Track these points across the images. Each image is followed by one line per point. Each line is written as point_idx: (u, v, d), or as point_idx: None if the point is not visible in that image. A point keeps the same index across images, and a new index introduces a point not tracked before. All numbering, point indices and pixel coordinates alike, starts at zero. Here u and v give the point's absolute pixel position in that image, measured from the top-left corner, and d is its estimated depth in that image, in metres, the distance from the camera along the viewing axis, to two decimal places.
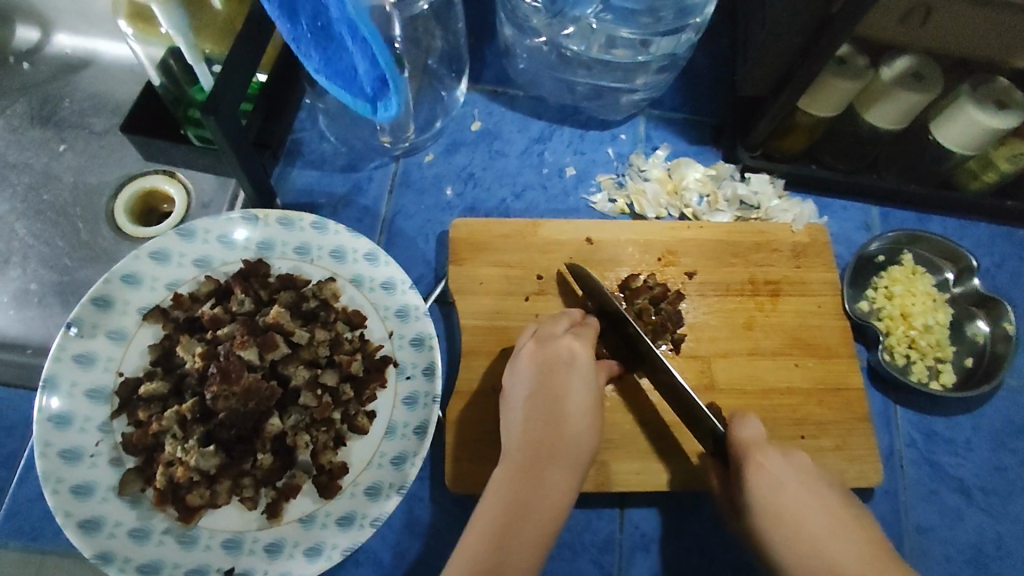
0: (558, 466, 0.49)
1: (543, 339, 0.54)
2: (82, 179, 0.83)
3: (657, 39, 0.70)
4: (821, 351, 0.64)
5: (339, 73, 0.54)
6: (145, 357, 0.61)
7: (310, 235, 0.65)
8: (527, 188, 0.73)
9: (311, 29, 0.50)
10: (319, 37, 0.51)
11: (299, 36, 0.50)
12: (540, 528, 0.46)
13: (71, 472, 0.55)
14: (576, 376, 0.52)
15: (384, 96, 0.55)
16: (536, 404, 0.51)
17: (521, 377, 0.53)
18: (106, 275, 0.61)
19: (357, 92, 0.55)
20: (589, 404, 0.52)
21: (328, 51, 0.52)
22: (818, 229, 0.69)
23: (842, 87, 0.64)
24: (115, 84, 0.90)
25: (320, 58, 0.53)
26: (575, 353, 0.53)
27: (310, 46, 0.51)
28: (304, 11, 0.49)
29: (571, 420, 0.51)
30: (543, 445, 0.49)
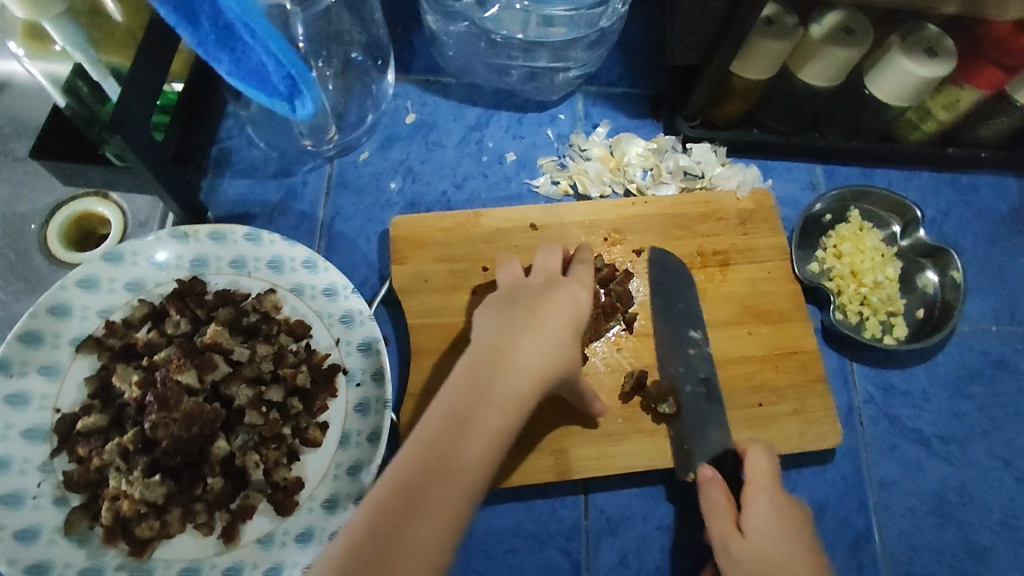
0: (530, 359, 0.45)
1: (543, 277, 0.54)
2: (10, 210, 0.80)
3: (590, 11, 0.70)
4: (773, 317, 0.64)
5: (249, 73, 0.49)
6: (82, 390, 0.58)
7: (244, 247, 0.63)
8: (467, 178, 0.71)
9: (216, 30, 0.45)
10: (226, 39, 0.46)
11: (204, 40, 0.46)
12: (497, 414, 0.41)
13: (13, 518, 0.53)
14: (559, 296, 0.50)
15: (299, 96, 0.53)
16: (521, 309, 0.48)
17: (506, 294, 0.51)
18: (31, 308, 0.59)
19: (273, 93, 0.52)
20: (574, 326, 0.49)
21: (236, 52, 0.47)
22: (763, 194, 0.68)
23: (773, 48, 0.62)
24: (33, 106, 0.88)
25: (229, 61, 0.48)
26: (580, 293, 0.52)
27: (218, 48, 0.47)
28: (204, 12, 0.44)
29: (546, 322, 0.47)
30: (510, 335, 0.46)
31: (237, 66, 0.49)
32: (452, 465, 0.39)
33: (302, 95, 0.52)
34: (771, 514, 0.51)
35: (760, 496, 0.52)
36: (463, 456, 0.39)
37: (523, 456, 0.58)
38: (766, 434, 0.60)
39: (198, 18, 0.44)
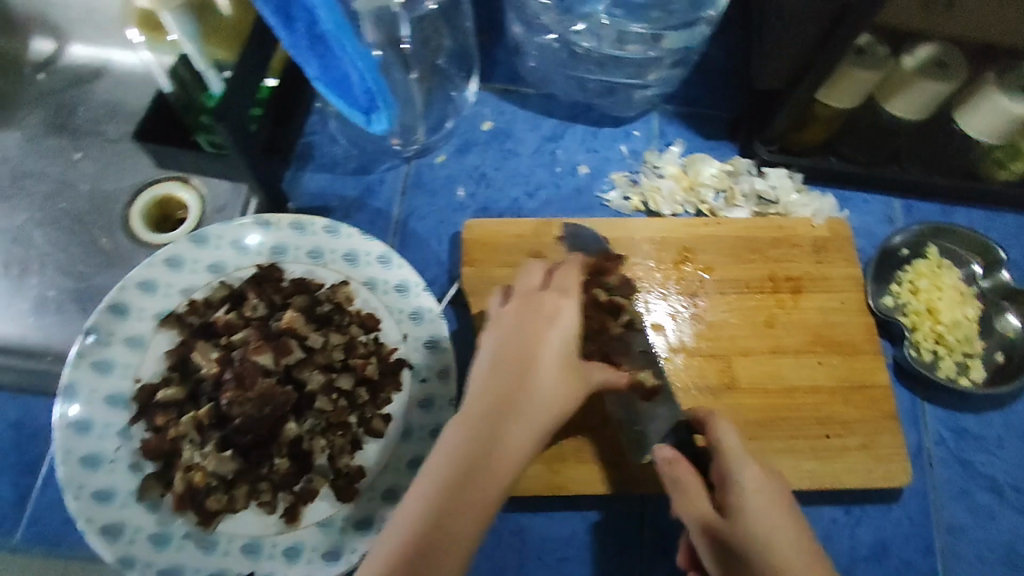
0: (519, 418, 0.42)
1: (522, 293, 0.48)
2: (97, 187, 0.88)
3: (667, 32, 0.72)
4: (844, 348, 0.63)
5: (334, 80, 0.53)
6: (162, 362, 0.61)
7: (322, 239, 0.65)
8: (540, 187, 0.72)
9: (309, 41, 0.49)
10: (318, 49, 0.50)
11: (297, 45, 0.49)
12: (492, 493, 0.39)
13: (92, 478, 0.55)
14: (551, 323, 0.46)
15: (376, 107, 0.57)
16: (505, 355, 0.44)
17: (494, 327, 0.47)
18: (121, 281, 0.62)
19: (351, 104, 0.57)
20: (565, 357, 0.45)
21: (325, 59, 0.51)
22: (840, 223, 0.68)
23: (863, 78, 0.62)
24: (129, 93, 0.94)
25: (318, 67, 0.52)
26: (564, 311, 0.47)
27: (308, 55, 0.50)
28: (300, 20, 0.47)
29: (541, 373, 0.44)
30: (501, 402, 0.42)
31: (324, 73, 0.53)
32: (445, 553, 0.37)
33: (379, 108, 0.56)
34: (755, 484, 0.46)
35: (743, 466, 0.47)
36: (456, 545, 0.37)
37: (581, 465, 0.58)
38: (833, 467, 0.58)
39: (295, 22, 0.47)
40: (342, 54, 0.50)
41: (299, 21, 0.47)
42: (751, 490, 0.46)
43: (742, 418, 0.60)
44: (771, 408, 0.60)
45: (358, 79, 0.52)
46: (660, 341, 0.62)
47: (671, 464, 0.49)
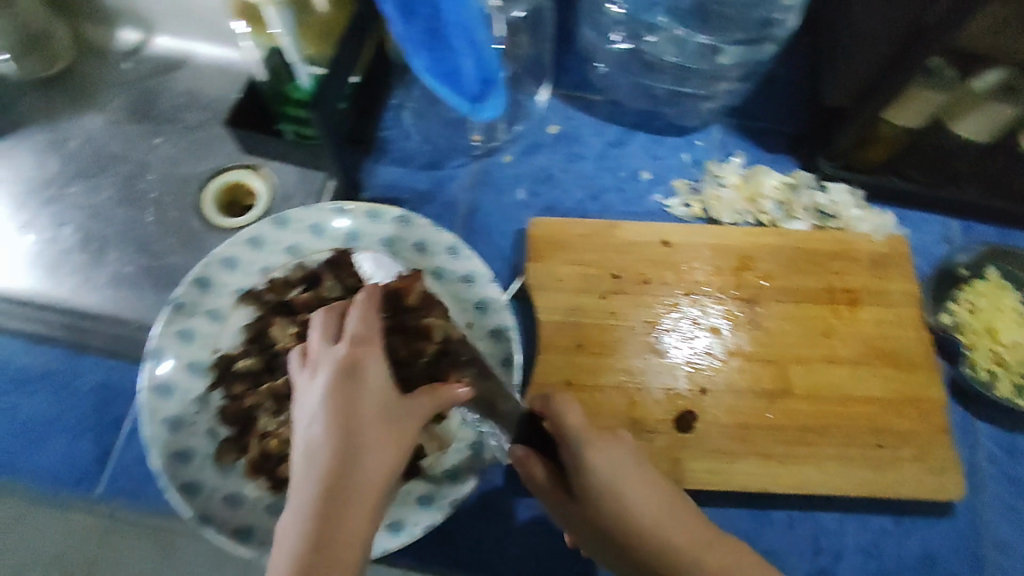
0: (354, 499, 0.37)
1: (319, 358, 0.43)
2: (174, 171, 0.93)
3: (727, 48, 0.75)
4: (901, 362, 0.64)
5: (444, 75, 0.56)
6: (240, 335, 0.64)
7: (395, 228, 0.67)
8: (603, 191, 0.74)
9: (425, 30, 0.52)
10: (432, 38, 0.53)
11: (413, 39, 0.53)
12: None
13: (173, 438, 0.58)
14: (360, 387, 0.41)
15: (488, 95, 0.58)
16: (337, 424, 0.39)
17: (312, 399, 0.41)
18: (206, 257, 0.65)
19: (462, 93, 0.57)
20: (387, 419, 0.41)
21: (438, 53, 0.54)
22: (899, 240, 0.69)
23: (930, 97, 0.63)
24: (209, 85, 0.99)
25: (430, 60, 0.54)
26: (364, 367, 0.42)
27: (423, 46, 0.53)
28: (421, 14, 0.51)
29: (374, 449, 0.40)
30: (336, 492, 0.37)
31: (435, 65, 0.55)
32: None
33: (491, 96, 0.58)
34: (614, 465, 0.51)
35: (598, 446, 0.52)
36: None
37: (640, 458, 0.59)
38: (886, 477, 0.59)
39: (415, 16, 0.51)
40: (461, 45, 0.54)
41: (420, 14, 0.51)
42: (601, 467, 0.51)
43: (796, 424, 0.61)
44: (825, 416, 0.61)
45: (472, 69, 0.55)
46: (717, 344, 0.64)
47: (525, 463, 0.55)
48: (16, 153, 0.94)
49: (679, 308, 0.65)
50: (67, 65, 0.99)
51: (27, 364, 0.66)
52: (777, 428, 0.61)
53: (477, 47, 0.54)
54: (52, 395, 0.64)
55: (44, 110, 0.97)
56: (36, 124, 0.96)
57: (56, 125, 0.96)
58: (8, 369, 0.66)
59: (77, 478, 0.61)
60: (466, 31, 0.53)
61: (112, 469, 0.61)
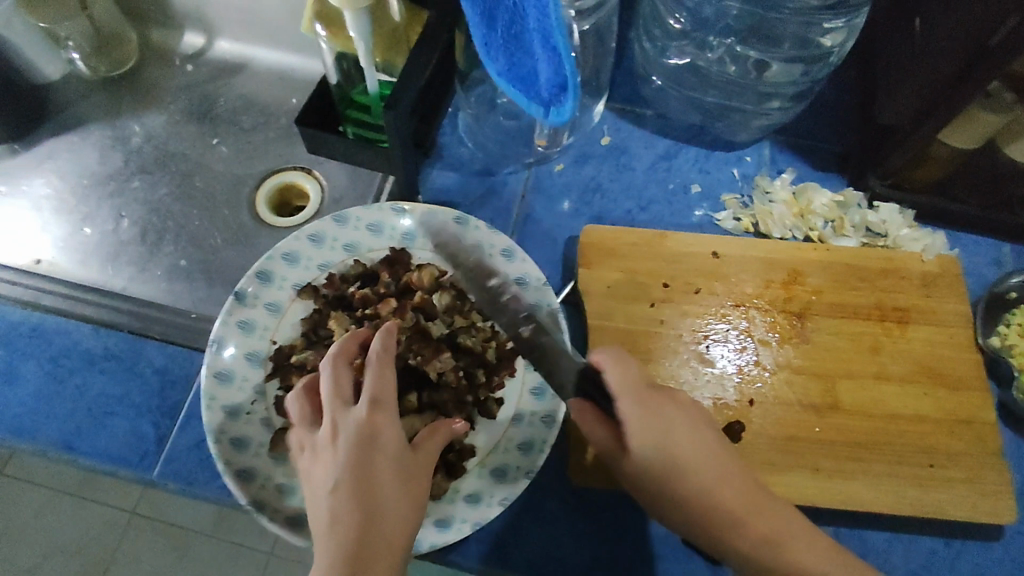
0: (379, 554, 0.44)
1: (337, 424, 0.49)
2: (230, 171, 0.96)
3: (774, 65, 0.77)
4: (952, 382, 0.63)
5: (519, 76, 0.57)
6: (297, 328, 0.66)
7: (451, 230, 0.69)
8: (653, 202, 0.75)
9: (505, 35, 0.54)
10: (511, 42, 0.54)
11: (492, 41, 0.56)
12: None
13: (231, 425, 0.60)
14: (376, 452, 0.48)
15: (559, 102, 0.56)
16: (360, 490, 0.46)
17: (331, 467, 0.47)
18: (269, 252, 0.67)
19: (534, 96, 0.58)
20: (402, 481, 0.48)
21: (513, 57, 0.56)
22: (950, 261, 0.69)
23: (987, 119, 0.64)
24: (266, 88, 1.02)
25: (504, 63, 0.57)
26: (379, 433, 0.49)
27: (501, 49, 0.56)
28: (502, 19, 0.53)
29: (390, 509, 0.46)
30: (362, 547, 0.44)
31: (508, 68, 0.58)
32: None
33: (562, 103, 0.56)
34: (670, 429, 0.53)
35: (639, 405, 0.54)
36: None
37: None
38: (937, 497, 0.59)
39: (496, 20, 0.53)
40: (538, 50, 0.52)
41: (500, 19, 0.53)
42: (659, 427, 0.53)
43: (844, 439, 0.61)
44: (873, 432, 0.61)
45: (546, 75, 0.54)
46: (767, 355, 0.64)
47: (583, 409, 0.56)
48: (81, 148, 0.97)
49: (728, 319, 0.66)
50: (132, 66, 1.03)
51: (92, 347, 0.69)
52: (823, 442, 0.61)
53: (555, 55, 0.51)
54: (115, 378, 0.67)
55: (109, 108, 1.01)
56: (101, 120, 1.00)
57: (120, 122, 1.00)
58: (74, 351, 0.68)
59: (137, 459, 0.63)
60: (540, 39, 0.51)
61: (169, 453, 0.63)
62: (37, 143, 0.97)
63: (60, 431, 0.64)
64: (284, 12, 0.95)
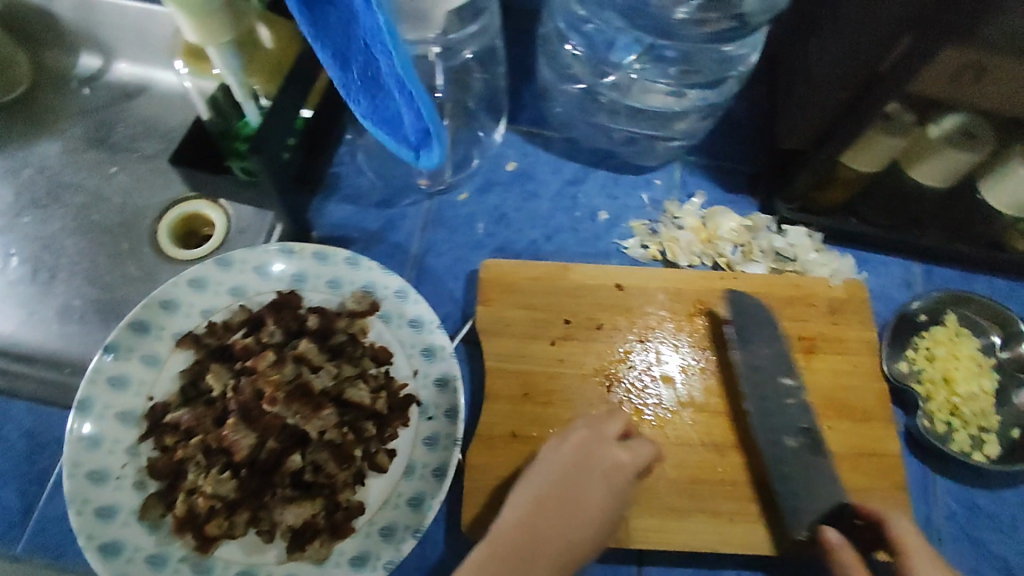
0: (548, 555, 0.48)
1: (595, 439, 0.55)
2: (129, 201, 0.91)
3: (689, 90, 0.73)
4: (855, 414, 0.62)
5: (383, 119, 0.54)
6: (175, 382, 0.62)
7: (342, 270, 0.66)
8: (559, 231, 0.73)
9: (362, 76, 0.50)
10: (370, 83, 0.50)
11: (349, 83, 0.51)
12: None
13: (97, 493, 0.56)
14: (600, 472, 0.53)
15: (427, 147, 0.55)
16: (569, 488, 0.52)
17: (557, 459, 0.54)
18: (145, 300, 0.63)
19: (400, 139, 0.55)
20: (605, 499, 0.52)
21: (376, 100, 0.52)
22: (857, 285, 0.67)
23: (886, 142, 0.62)
24: (169, 112, 0.97)
25: (368, 106, 0.53)
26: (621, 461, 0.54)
27: (361, 93, 0.51)
28: (354, 62, 0.49)
29: (589, 506, 0.51)
30: (538, 534, 0.49)
31: (374, 111, 0.53)
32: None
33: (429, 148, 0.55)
34: None
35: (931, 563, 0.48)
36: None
37: None
38: None
39: (350, 62, 0.49)
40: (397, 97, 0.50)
41: (354, 62, 0.48)
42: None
43: (720, 482, 0.59)
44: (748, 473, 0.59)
45: (412, 121, 0.52)
46: (668, 393, 0.62)
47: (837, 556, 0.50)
48: None
49: (630, 356, 0.64)
50: (24, 92, 0.97)
51: None
52: (697, 488, 0.59)
53: (413, 101, 0.49)
54: None
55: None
56: None
57: (12, 151, 0.94)
58: None
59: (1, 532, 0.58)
60: (399, 87, 0.48)
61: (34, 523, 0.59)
62: None
63: None
64: None
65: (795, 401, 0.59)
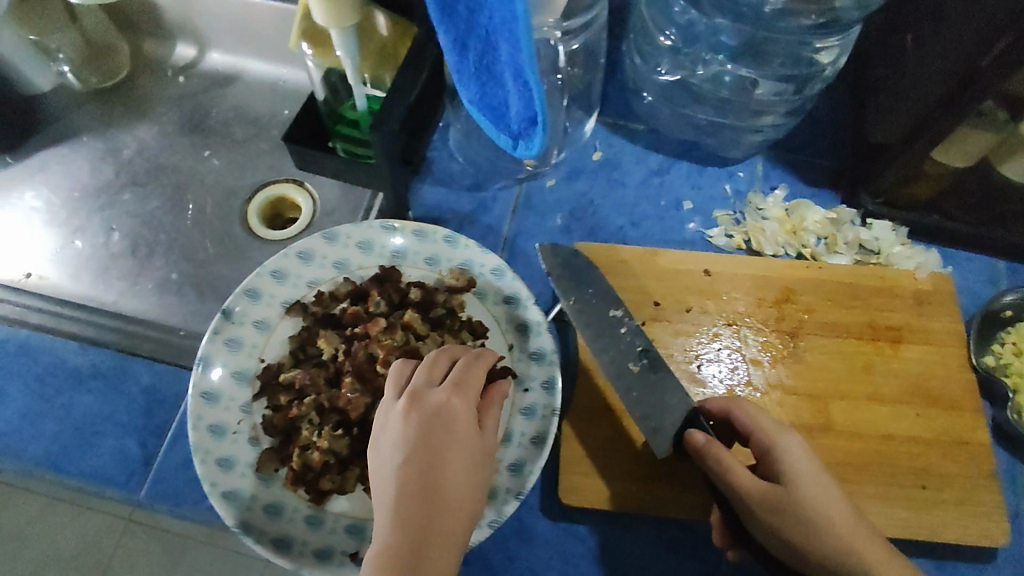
0: (437, 538, 0.42)
1: (419, 397, 0.49)
2: (222, 183, 0.96)
3: (763, 82, 0.76)
4: (943, 403, 0.63)
5: (490, 106, 0.58)
6: (284, 347, 0.65)
7: (441, 248, 0.69)
8: (644, 218, 0.75)
9: (476, 65, 0.53)
10: (482, 72, 0.54)
11: (464, 69, 0.54)
12: None
13: (217, 446, 0.59)
14: (450, 427, 0.47)
15: (526, 136, 0.57)
16: (424, 455, 0.45)
17: (400, 438, 0.47)
18: (257, 269, 0.66)
19: (503, 128, 0.59)
20: (469, 461, 0.46)
21: (486, 85, 0.55)
22: (943, 279, 0.68)
23: (980, 136, 0.63)
24: (258, 100, 1.02)
25: (478, 90, 0.56)
26: (457, 413, 0.48)
27: (471, 79, 0.55)
28: (472, 50, 0.51)
29: (453, 475, 0.45)
30: (417, 523, 0.43)
31: (481, 97, 0.58)
32: None
33: (527, 139, 0.57)
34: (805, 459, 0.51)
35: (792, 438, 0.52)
36: None
37: (681, 490, 0.60)
38: (928, 520, 0.59)
39: (467, 49, 0.52)
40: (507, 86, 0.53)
41: (471, 49, 0.51)
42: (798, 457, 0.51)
43: None
44: None
45: (517, 110, 0.54)
46: (757, 376, 0.64)
47: (707, 448, 0.52)
48: (72, 159, 0.97)
49: (720, 338, 0.66)
50: (124, 78, 1.03)
51: (80, 365, 0.68)
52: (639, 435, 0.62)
53: (523, 94, 0.51)
54: (102, 397, 0.66)
55: (100, 120, 1.00)
56: (93, 132, 0.99)
57: (112, 134, 1.00)
58: (60, 368, 0.68)
59: (124, 479, 0.63)
60: (509, 83, 0.51)
61: (153, 472, 0.63)
62: (30, 155, 0.97)
63: (45, 449, 0.64)
64: (274, 22, 0.94)
65: (627, 329, 0.60)
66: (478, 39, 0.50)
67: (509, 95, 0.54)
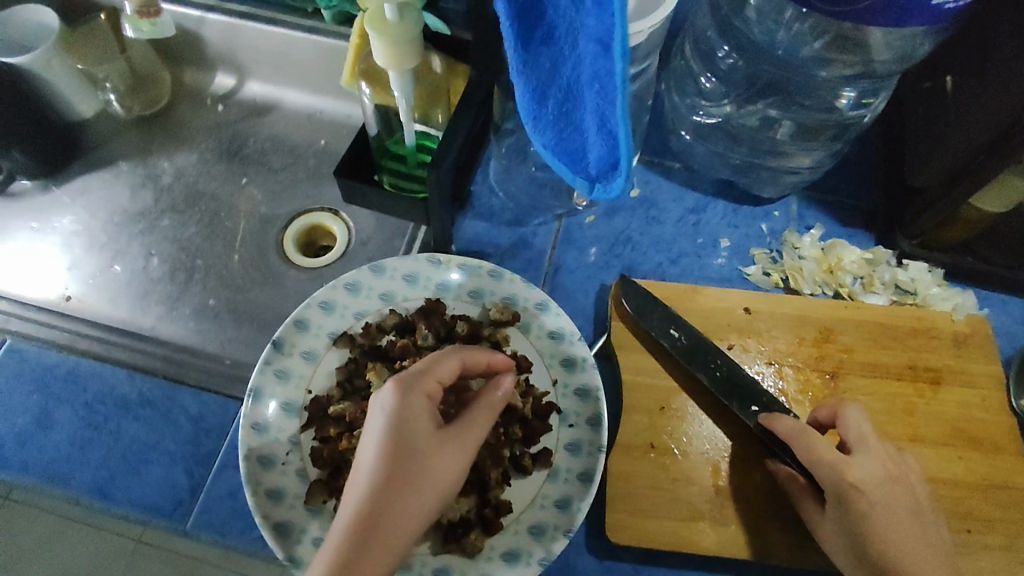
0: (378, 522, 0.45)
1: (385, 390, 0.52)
2: (258, 210, 0.96)
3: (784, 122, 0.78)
4: (985, 446, 0.64)
5: (565, 151, 0.55)
6: (331, 378, 0.66)
7: (485, 281, 0.70)
8: (682, 255, 0.76)
9: (555, 113, 0.52)
10: (561, 119, 0.53)
11: (542, 117, 0.53)
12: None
13: (267, 477, 0.60)
14: (405, 417, 0.50)
15: (605, 179, 0.53)
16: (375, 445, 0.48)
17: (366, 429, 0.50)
18: (306, 300, 0.68)
19: (578, 172, 0.55)
20: (420, 447, 0.49)
21: (564, 132, 0.53)
22: (980, 321, 0.69)
23: (1016, 184, 0.63)
24: (294, 129, 1.03)
25: (552, 138, 0.54)
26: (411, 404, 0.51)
27: (549, 126, 0.54)
28: (553, 97, 0.51)
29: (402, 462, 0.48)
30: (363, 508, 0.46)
31: (556, 144, 0.55)
32: None
33: (606, 181, 0.53)
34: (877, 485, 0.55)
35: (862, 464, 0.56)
36: None
37: (726, 529, 0.61)
38: (974, 564, 0.59)
39: (547, 97, 0.51)
40: (587, 125, 0.51)
41: (551, 95, 0.51)
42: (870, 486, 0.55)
43: (710, 471, 0.63)
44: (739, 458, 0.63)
45: (596, 152, 0.52)
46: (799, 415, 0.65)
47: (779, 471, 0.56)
48: (113, 184, 0.98)
49: (761, 377, 0.66)
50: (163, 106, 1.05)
51: (127, 393, 0.69)
52: (684, 473, 0.63)
53: (604, 128, 0.49)
54: (150, 426, 0.67)
55: (139, 146, 1.01)
56: (133, 157, 1.00)
57: (152, 161, 1.01)
58: (109, 397, 0.69)
59: (171, 508, 0.63)
60: (596, 122, 0.49)
61: (199, 501, 0.63)
62: (72, 180, 0.98)
63: (93, 478, 0.64)
64: (314, 56, 0.97)
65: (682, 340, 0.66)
66: (560, 84, 0.50)
67: (590, 133, 0.51)
